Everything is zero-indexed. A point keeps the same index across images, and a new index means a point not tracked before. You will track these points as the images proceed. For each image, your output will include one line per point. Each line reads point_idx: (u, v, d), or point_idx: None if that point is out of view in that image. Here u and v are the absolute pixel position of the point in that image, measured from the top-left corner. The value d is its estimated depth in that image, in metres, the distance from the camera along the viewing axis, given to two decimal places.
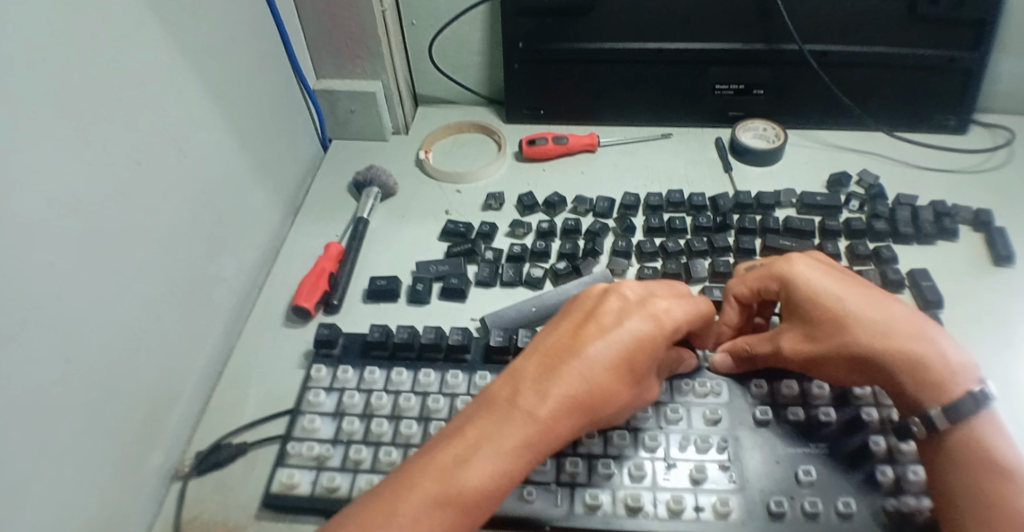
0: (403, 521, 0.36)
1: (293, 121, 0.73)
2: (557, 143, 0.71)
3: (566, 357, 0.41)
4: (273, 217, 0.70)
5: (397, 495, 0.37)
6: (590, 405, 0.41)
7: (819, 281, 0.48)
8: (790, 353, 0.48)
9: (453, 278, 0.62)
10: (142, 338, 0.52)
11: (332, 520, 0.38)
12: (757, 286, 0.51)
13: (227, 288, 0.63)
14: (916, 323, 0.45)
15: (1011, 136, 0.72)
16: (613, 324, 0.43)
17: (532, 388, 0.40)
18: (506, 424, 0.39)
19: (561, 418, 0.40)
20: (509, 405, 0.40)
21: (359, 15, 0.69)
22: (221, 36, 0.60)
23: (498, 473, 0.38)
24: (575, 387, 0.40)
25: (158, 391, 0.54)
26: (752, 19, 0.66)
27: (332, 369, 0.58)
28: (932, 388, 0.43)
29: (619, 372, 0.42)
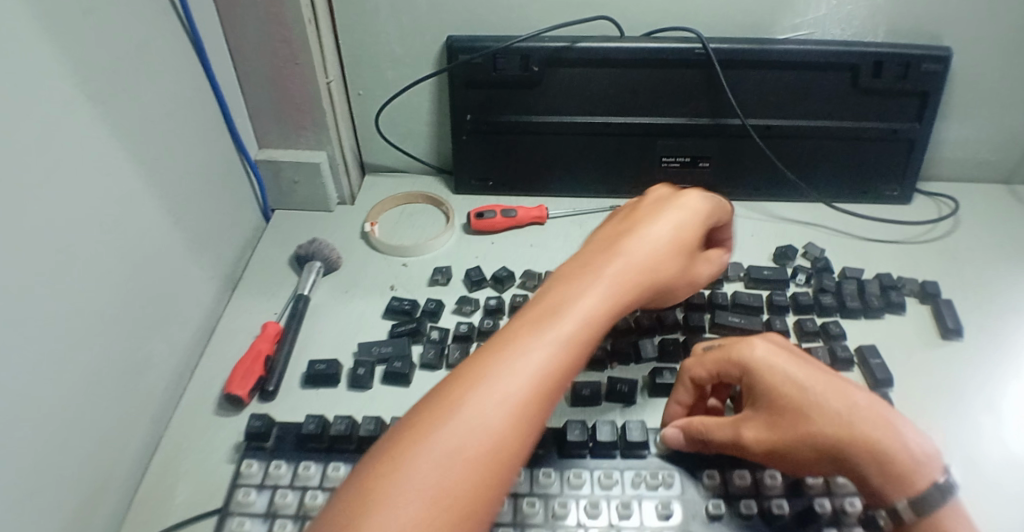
0: (475, 392, 0.37)
1: (233, 193, 0.70)
2: (506, 216, 0.70)
3: (628, 241, 0.49)
4: (209, 295, 0.67)
5: (457, 378, 0.39)
6: (643, 276, 0.48)
7: (779, 367, 0.46)
8: (751, 441, 0.46)
9: (396, 361, 0.59)
10: (64, 439, 0.47)
11: (378, 443, 0.37)
12: (715, 370, 0.49)
13: (156, 375, 0.59)
14: (879, 410, 0.43)
15: (956, 206, 0.74)
16: (643, 220, 0.51)
17: (606, 268, 0.47)
18: (581, 286, 0.45)
19: (616, 279, 0.47)
20: (580, 279, 0.46)
21: (305, 86, 0.68)
22: (157, 111, 0.58)
23: (574, 337, 0.42)
24: (635, 260, 0.48)
25: (75, 498, 0.49)
26: (699, 94, 0.67)
27: (264, 463, 0.54)
28: (898, 480, 0.41)
29: (670, 244, 0.50)
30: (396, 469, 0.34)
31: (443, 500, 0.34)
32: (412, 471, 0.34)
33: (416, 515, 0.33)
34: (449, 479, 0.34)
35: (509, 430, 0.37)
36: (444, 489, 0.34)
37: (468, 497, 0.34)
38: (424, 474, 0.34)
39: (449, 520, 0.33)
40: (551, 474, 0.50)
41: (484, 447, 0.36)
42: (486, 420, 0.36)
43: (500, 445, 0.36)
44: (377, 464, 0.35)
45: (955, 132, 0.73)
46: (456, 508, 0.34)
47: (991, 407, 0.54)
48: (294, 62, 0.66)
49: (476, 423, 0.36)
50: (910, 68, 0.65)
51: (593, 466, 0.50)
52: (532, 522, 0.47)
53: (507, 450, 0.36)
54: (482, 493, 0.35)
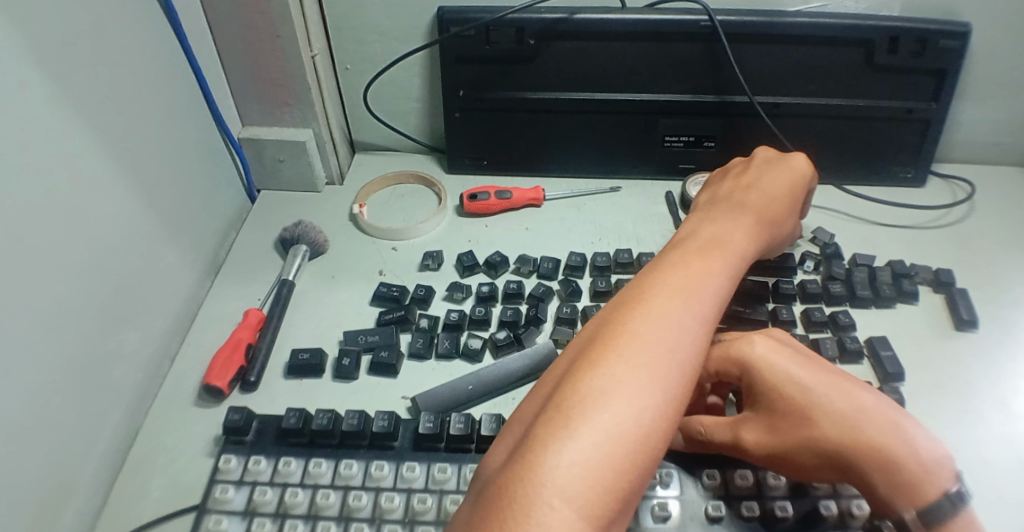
0: (645, 315, 0.37)
1: (213, 173, 0.67)
2: (500, 198, 0.66)
3: (750, 194, 0.52)
4: (188, 280, 0.64)
5: (615, 309, 0.38)
6: (768, 222, 0.50)
7: (780, 368, 0.43)
8: (751, 445, 0.44)
9: (383, 350, 0.56)
10: (26, 437, 0.45)
11: (551, 380, 0.36)
12: (712, 369, 0.46)
13: (131, 365, 0.57)
14: (886, 413, 0.40)
15: (971, 189, 0.70)
16: (749, 177, 0.54)
17: (729, 214, 0.49)
18: (736, 223, 0.48)
19: (744, 228, 0.48)
20: (703, 230, 0.47)
21: (286, 61, 0.64)
22: (126, 89, 0.54)
23: (731, 272, 0.44)
24: (759, 211, 0.50)
25: (41, 495, 0.47)
26: (704, 71, 0.63)
27: (243, 458, 0.51)
28: (906, 489, 0.38)
29: (783, 195, 0.53)
30: (589, 387, 0.33)
31: (644, 415, 0.32)
32: (604, 389, 0.33)
33: (621, 428, 0.31)
34: (648, 394, 0.33)
35: (691, 353, 0.36)
36: (643, 405, 0.33)
37: (662, 413, 0.33)
38: (623, 390, 0.33)
39: (648, 435, 0.32)
40: None
41: (672, 365, 0.35)
42: (663, 339, 0.36)
43: (687, 363, 0.36)
44: (561, 387, 0.34)
45: (977, 111, 0.69)
46: (655, 420, 0.33)
47: (1004, 405, 0.52)
48: (274, 35, 0.62)
49: (666, 342, 0.36)
50: (928, 43, 0.60)
51: None
52: None
53: (695, 371, 0.36)
54: (675, 411, 0.34)
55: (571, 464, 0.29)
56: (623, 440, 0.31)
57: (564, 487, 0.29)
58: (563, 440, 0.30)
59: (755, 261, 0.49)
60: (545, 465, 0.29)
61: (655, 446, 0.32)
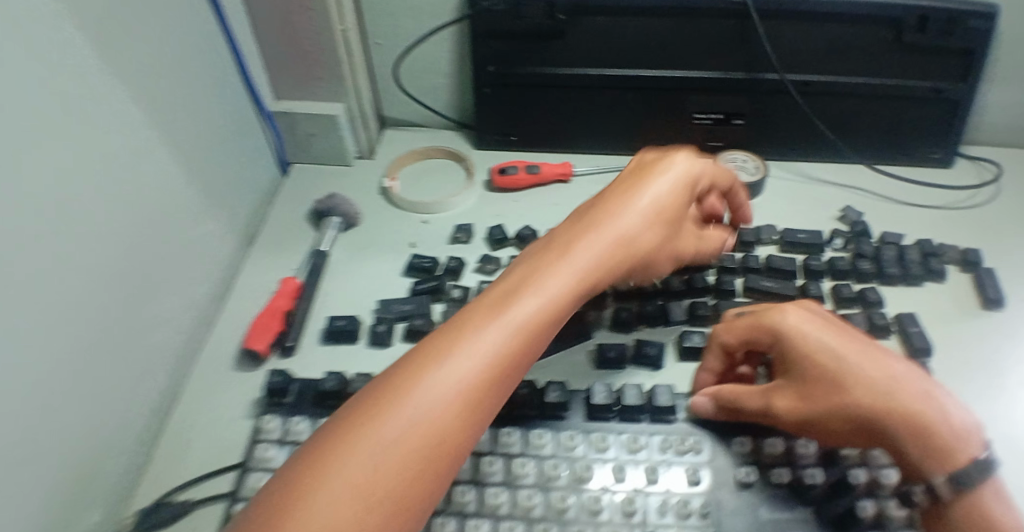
0: (461, 363, 0.39)
1: (248, 146, 0.68)
2: (529, 172, 0.68)
3: (613, 218, 0.48)
4: (225, 249, 0.65)
5: (447, 341, 0.40)
6: (643, 230, 0.48)
7: (814, 338, 0.45)
8: (783, 412, 0.45)
9: (417, 318, 0.58)
10: (81, 392, 0.47)
11: (364, 388, 0.39)
12: (747, 337, 0.48)
13: (173, 329, 0.58)
14: (917, 382, 0.43)
15: (998, 171, 0.70)
16: (629, 189, 0.50)
17: (569, 238, 0.46)
18: (577, 237, 0.46)
19: (588, 258, 0.46)
20: (542, 262, 0.45)
21: (320, 35, 0.65)
22: (169, 59, 0.55)
23: (533, 322, 0.42)
24: (613, 236, 0.47)
25: (93, 449, 0.49)
26: (734, 48, 0.63)
27: (284, 419, 0.53)
28: (937, 455, 0.41)
29: (651, 216, 0.49)
30: (346, 444, 0.35)
31: (392, 456, 0.35)
32: (366, 442, 0.35)
33: (347, 497, 0.33)
34: (399, 450, 0.35)
35: (472, 385, 0.38)
36: (392, 445, 0.35)
37: (433, 452, 0.36)
38: (368, 450, 0.35)
39: (409, 472, 0.35)
40: (576, 436, 0.49)
41: (416, 407, 0.36)
42: (435, 385, 0.37)
43: (450, 398, 0.37)
44: (345, 425, 0.36)
45: (1005, 92, 0.69)
46: (396, 475, 0.35)
47: None
48: (309, 8, 0.63)
49: (434, 386, 0.37)
50: (956, 23, 0.61)
51: (619, 430, 0.50)
52: (557, 485, 0.47)
53: (461, 412, 0.37)
54: (452, 434, 0.37)
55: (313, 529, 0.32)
56: (371, 486, 0.34)
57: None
58: (324, 479, 0.33)
59: (603, 286, 0.47)
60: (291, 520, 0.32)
61: (429, 477, 0.36)
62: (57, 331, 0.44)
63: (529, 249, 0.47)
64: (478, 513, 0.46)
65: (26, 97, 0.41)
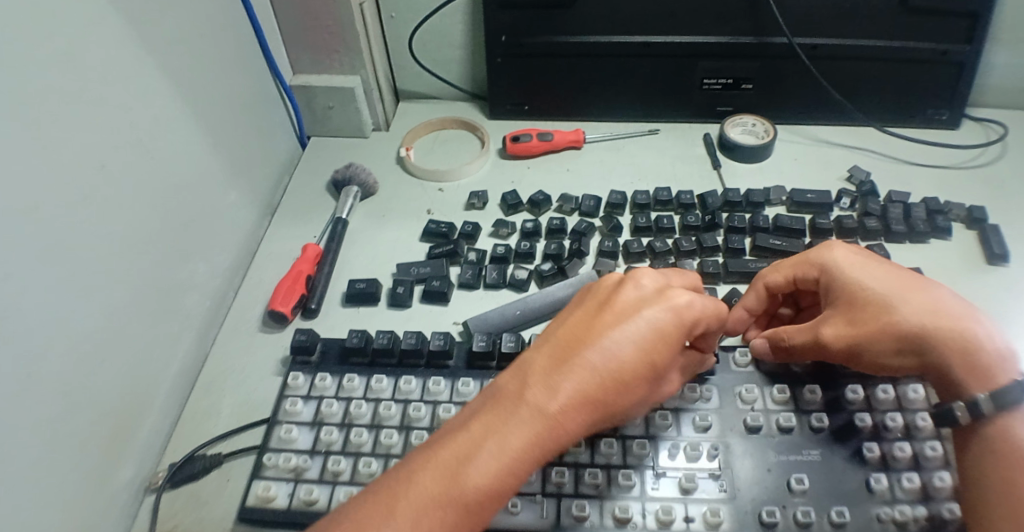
0: (453, 490, 0.35)
1: (268, 118, 0.70)
2: (542, 140, 0.69)
3: (605, 359, 0.38)
4: (247, 218, 0.68)
5: (452, 454, 0.37)
6: (630, 374, 0.38)
7: (860, 268, 0.45)
8: (831, 338, 0.44)
9: (435, 280, 0.60)
10: (112, 347, 0.49)
11: (358, 500, 0.37)
12: (792, 274, 0.49)
13: (200, 293, 0.61)
14: (964, 306, 0.43)
15: (1004, 131, 0.71)
16: (623, 316, 0.39)
17: (570, 379, 0.38)
18: (568, 374, 0.38)
19: (572, 415, 0.37)
20: (521, 399, 0.38)
21: (336, 7, 0.67)
22: (192, 30, 0.57)
23: (509, 474, 0.36)
24: (591, 388, 0.38)
25: (127, 402, 0.51)
26: (742, 13, 0.64)
27: (310, 377, 0.55)
28: (978, 372, 0.41)
29: (637, 368, 0.39)
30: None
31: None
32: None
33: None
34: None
35: None
36: None
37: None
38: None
39: None
40: None
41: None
42: (429, 507, 0.35)
43: None
44: None
45: (1013, 54, 0.70)
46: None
47: None
48: None
49: None
50: None
51: None
52: None
53: None
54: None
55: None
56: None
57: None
58: None
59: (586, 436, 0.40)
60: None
61: None
62: (86, 286, 0.46)
63: (517, 364, 0.40)
64: None
65: (55, 61, 0.43)
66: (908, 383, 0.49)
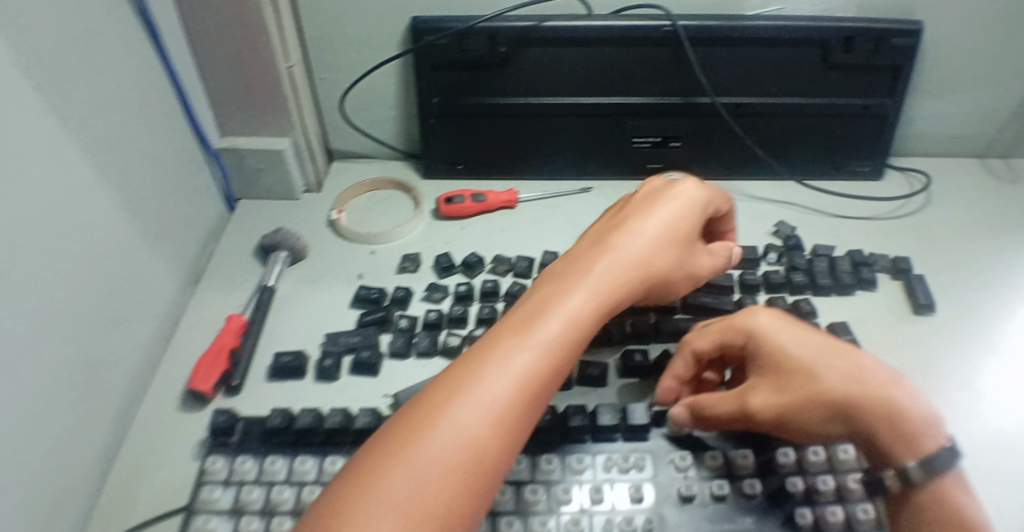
0: (500, 372, 0.39)
1: (193, 183, 0.68)
2: (475, 200, 0.69)
3: (640, 232, 0.49)
4: (169, 288, 0.65)
5: (493, 338, 0.41)
6: (628, 276, 0.47)
7: (785, 334, 0.46)
8: (759, 408, 0.44)
9: (364, 350, 0.58)
10: (27, 436, 0.46)
11: (394, 415, 0.38)
12: (720, 341, 0.48)
13: (117, 373, 0.57)
14: (887, 372, 0.43)
15: (927, 181, 0.74)
16: (629, 223, 0.50)
17: (608, 249, 0.48)
18: (583, 275, 0.46)
19: (626, 270, 0.47)
20: (562, 274, 0.46)
21: (265, 72, 0.66)
22: (112, 101, 0.55)
23: (568, 333, 0.42)
24: (637, 252, 0.48)
25: (39, 496, 0.47)
26: (670, 73, 0.65)
27: (229, 459, 0.52)
28: (907, 439, 0.41)
29: (661, 241, 0.49)
30: (390, 455, 0.35)
31: (437, 480, 0.34)
32: (407, 458, 0.35)
33: (405, 501, 0.33)
34: (445, 459, 0.35)
35: (491, 442, 0.36)
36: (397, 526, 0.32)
37: (482, 461, 0.36)
38: (415, 460, 0.35)
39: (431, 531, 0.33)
40: (523, 459, 0.49)
41: (467, 422, 0.36)
42: (494, 373, 0.39)
43: (475, 432, 0.36)
44: (345, 486, 0.34)
45: (930, 107, 0.73)
46: (463, 482, 0.35)
47: (968, 384, 0.54)
48: (255, 47, 0.64)
49: (459, 431, 0.36)
50: (879, 43, 0.64)
51: (565, 452, 0.50)
52: (502, 510, 0.47)
53: (477, 465, 0.36)
54: (494, 451, 0.36)
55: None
56: (424, 507, 0.33)
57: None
58: None
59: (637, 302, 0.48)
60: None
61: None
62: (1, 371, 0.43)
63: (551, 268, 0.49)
64: None
65: None
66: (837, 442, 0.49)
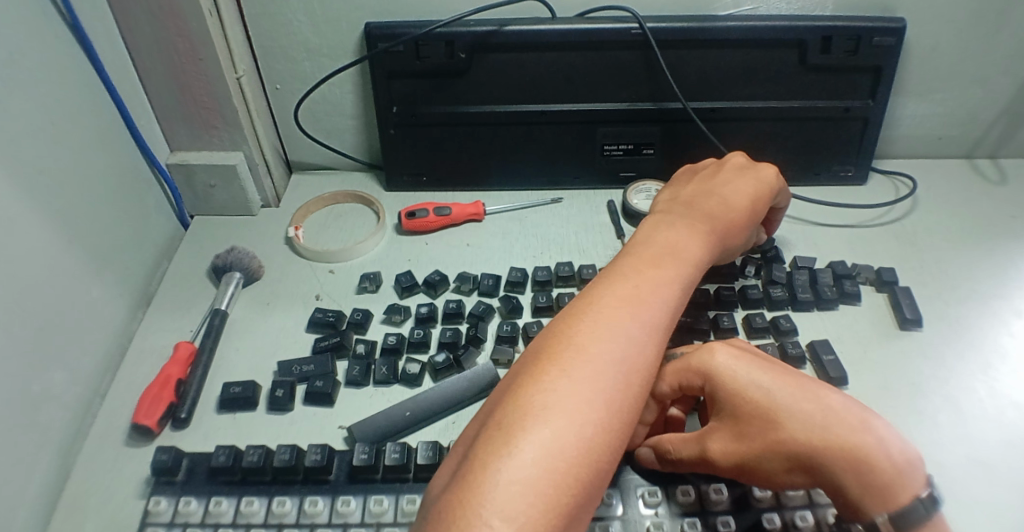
0: (628, 321, 0.38)
1: (140, 202, 0.64)
2: (439, 214, 0.65)
3: (733, 191, 0.52)
4: (115, 314, 0.61)
5: (608, 275, 0.43)
6: (719, 240, 0.49)
7: (743, 375, 0.41)
8: (718, 456, 0.42)
9: (317, 380, 0.54)
10: None
11: (522, 354, 0.38)
12: (677, 383, 0.43)
13: (54, 409, 0.53)
14: (855, 414, 0.39)
15: (912, 184, 0.71)
16: (711, 181, 0.53)
17: (718, 205, 0.50)
18: (686, 234, 0.47)
19: (720, 228, 0.49)
20: (664, 226, 0.49)
21: (211, 84, 0.62)
22: (41, 120, 0.52)
23: (693, 273, 0.45)
24: (733, 209, 0.51)
25: None
26: (639, 78, 0.62)
27: (174, 499, 0.49)
28: (877, 492, 0.37)
29: (747, 199, 0.52)
30: (531, 403, 0.33)
31: (591, 425, 0.33)
32: (553, 402, 0.33)
33: (561, 445, 0.32)
34: (591, 405, 0.34)
35: (638, 363, 0.37)
36: (579, 426, 0.33)
37: (636, 380, 0.36)
38: (565, 406, 0.33)
39: (596, 443, 0.33)
40: None
41: (608, 373, 0.35)
42: (625, 299, 0.40)
43: (628, 353, 0.37)
44: (504, 406, 0.34)
45: (915, 108, 0.70)
46: (612, 429, 0.34)
47: (956, 404, 0.52)
48: (198, 58, 0.60)
49: (606, 357, 0.36)
50: (860, 42, 0.60)
51: None
52: None
53: (636, 384, 0.36)
54: (632, 404, 0.36)
55: (511, 480, 0.30)
56: (578, 452, 0.32)
57: (503, 504, 0.29)
58: (501, 465, 0.30)
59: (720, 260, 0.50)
60: (485, 484, 0.30)
61: (604, 460, 0.33)
62: None
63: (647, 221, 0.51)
64: None
65: None
66: None
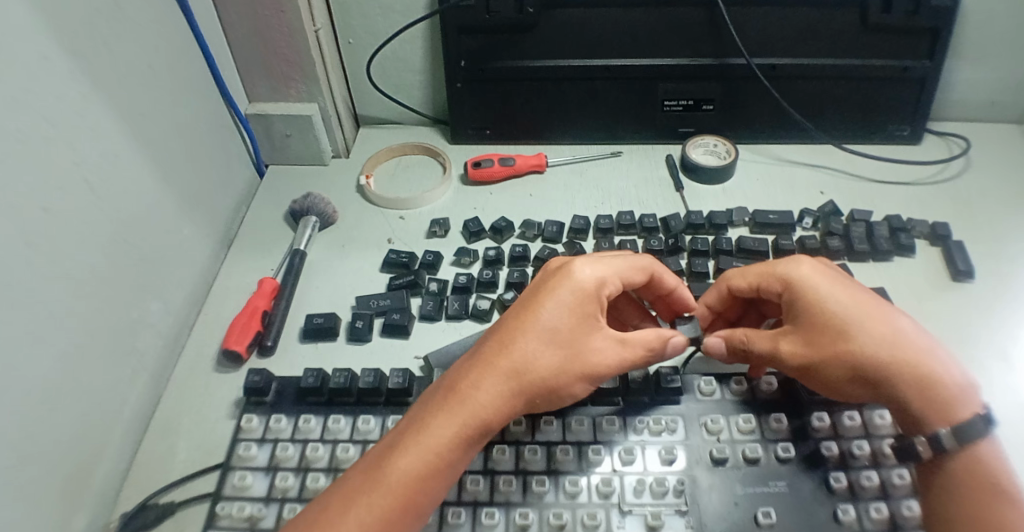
0: (339, 519, 0.38)
1: (224, 148, 0.68)
2: (504, 165, 0.68)
3: (522, 334, 0.43)
4: (203, 252, 0.65)
5: (384, 448, 0.42)
6: (493, 406, 0.42)
7: (825, 288, 0.46)
8: (787, 355, 0.46)
9: (395, 313, 0.58)
10: (68, 388, 0.46)
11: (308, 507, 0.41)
12: (757, 284, 0.49)
13: (154, 332, 0.57)
14: (922, 338, 0.45)
15: (966, 145, 0.72)
16: (520, 312, 0.45)
17: (489, 356, 0.43)
18: (440, 411, 0.42)
19: (488, 387, 0.42)
20: (446, 388, 0.43)
21: (292, 37, 0.65)
22: (140, 62, 0.55)
23: (435, 450, 0.40)
24: (510, 358, 0.42)
25: (82, 446, 0.48)
26: (702, 35, 0.64)
27: (265, 418, 0.52)
28: (936, 408, 0.44)
29: (544, 340, 0.43)
30: None
31: None
32: None
33: None
34: None
35: None
36: None
37: None
38: None
39: None
40: (553, 420, 0.49)
41: None
42: (361, 490, 0.39)
43: None
44: None
45: (974, 69, 0.71)
46: None
47: (1007, 350, 0.53)
48: (280, 10, 0.63)
49: None
50: (921, 2, 0.61)
51: (595, 413, 0.50)
52: (533, 469, 0.47)
53: None
54: None
55: None
56: None
57: None
58: None
59: (514, 417, 0.43)
60: None
61: None
62: (43, 331, 0.44)
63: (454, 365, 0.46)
64: (459, 500, 0.46)
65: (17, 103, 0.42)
66: (871, 409, 0.48)
